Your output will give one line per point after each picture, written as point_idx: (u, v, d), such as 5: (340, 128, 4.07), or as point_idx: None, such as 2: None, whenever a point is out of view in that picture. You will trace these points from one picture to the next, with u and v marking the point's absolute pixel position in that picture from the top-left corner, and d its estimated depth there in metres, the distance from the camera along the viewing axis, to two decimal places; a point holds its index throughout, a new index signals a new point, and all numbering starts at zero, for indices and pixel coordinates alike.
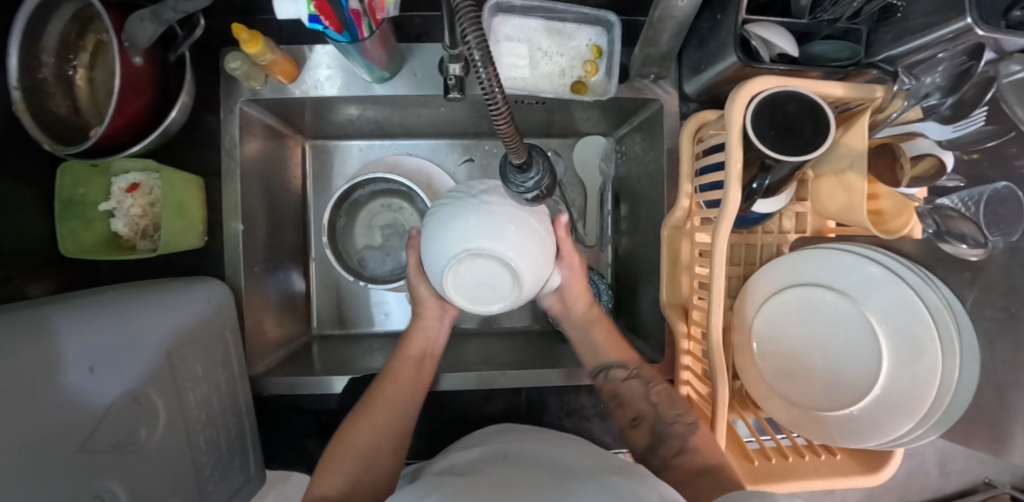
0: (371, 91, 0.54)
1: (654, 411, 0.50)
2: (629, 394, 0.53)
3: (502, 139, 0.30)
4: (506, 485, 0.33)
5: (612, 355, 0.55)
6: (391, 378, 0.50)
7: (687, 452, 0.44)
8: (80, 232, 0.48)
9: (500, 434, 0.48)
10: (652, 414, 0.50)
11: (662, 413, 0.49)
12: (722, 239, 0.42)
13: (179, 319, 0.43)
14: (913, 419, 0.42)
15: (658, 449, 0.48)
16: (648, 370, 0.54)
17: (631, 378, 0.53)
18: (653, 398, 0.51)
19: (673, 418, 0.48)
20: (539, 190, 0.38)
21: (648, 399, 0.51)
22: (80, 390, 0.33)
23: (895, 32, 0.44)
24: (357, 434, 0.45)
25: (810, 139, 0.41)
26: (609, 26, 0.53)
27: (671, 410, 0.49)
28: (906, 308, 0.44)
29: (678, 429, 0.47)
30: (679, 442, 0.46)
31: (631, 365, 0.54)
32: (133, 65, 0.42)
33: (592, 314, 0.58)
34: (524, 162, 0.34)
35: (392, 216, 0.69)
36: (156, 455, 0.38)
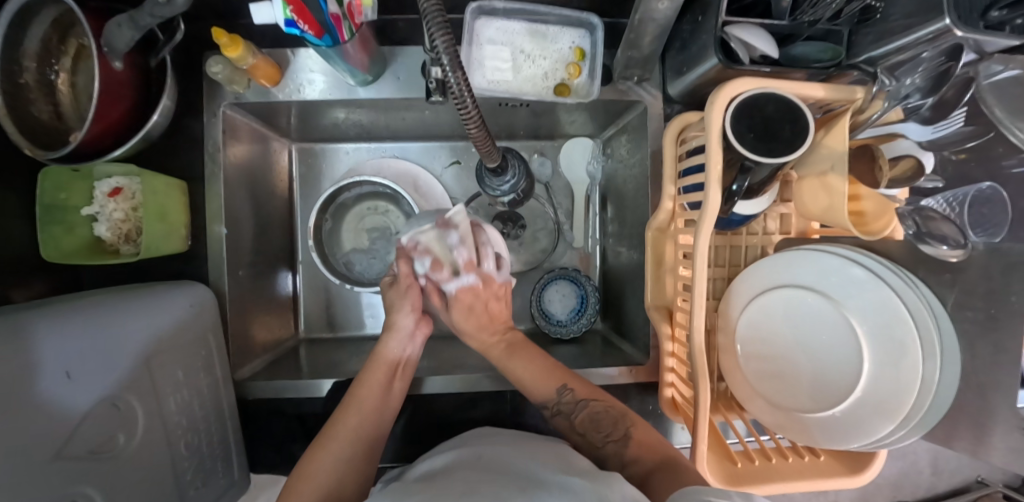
0: (355, 94, 0.54)
1: (585, 440, 0.47)
2: (563, 428, 0.49)
3: (475, 140, 0.34)
4: (475, 491, 0.33)
5: (536, 392, 0.50)
6: (353, 406, 0.46)
7: (630, 465, 0.42)
8: (62, 236, 0.48)
9: (481, 438, 0.48)
10: (585, 444, 0.47)
11: (591, 440, 0.46)
12: (703, 241, 0.42)
13: (159, 324, 0.43)
14: (895, 421, 0.42)
15: (605, 465, 0.44)
16: (574, 392, 0.48)
17: (557, 414, 0.49)
18: (581, 426, 0.47)
19: (603, 440, 0.45)
20: (514, 192, 0.51)
21: (576, 429, 0.48)
22: (56, 397, 0.33)
23: (877, 32, 0.43)
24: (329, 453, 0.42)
25: (789, 140, 0.41)
26: (591, 28, 0.53)
27: (599, 431, 0.46)
28: (888, 310, 0.44)
29: (613, 448, 0.44)
30: (619, 460, 0.43)
31: (551, 403, 0.48)
32: (112, 70, 0.42)
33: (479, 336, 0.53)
34: (497, 162, 0.40)
35: (380, 218, 0.69)
36: (134, 461, 0.38)
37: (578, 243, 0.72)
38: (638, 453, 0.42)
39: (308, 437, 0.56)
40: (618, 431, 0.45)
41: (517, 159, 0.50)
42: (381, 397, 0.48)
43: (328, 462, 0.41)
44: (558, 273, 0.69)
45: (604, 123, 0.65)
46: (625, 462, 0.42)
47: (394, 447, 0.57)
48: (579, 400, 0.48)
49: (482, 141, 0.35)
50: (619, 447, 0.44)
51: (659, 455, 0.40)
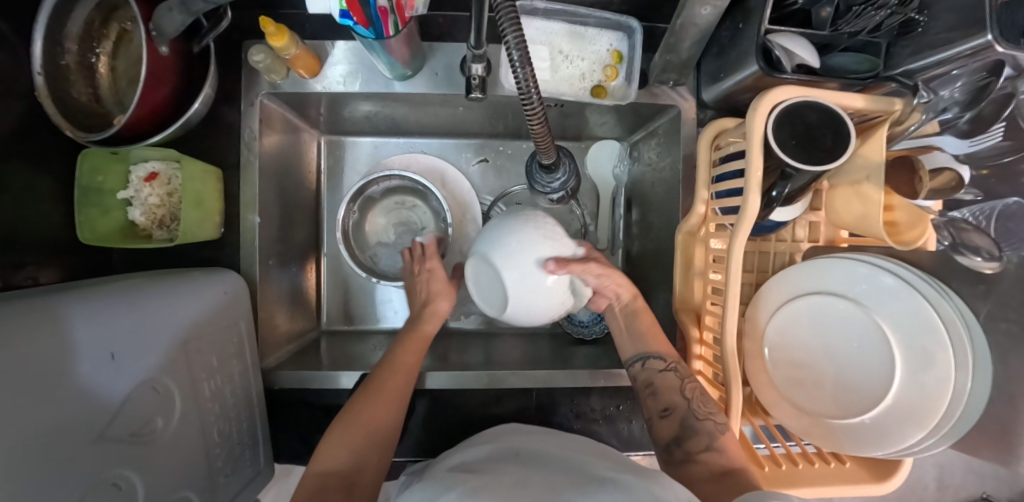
0: (391, 88, 0.54)
1: (687, 404, 0.46)
2: (663, 386, 0.49)
3: (536, 137, 0.39)
4: (521, 485, 0.33)
5: (652, 345, 0.51)
6: (395, 371, 0.48)
7: (714, 451, 0.42)
8: (98, 218, 0.48)
9: (510, 434, 0.48)
10: (686, 409, 0.46)
11: (695, 407, 0.46)
12: (740, 245, 0.43)
13: (196, 309, 0.43)
14: (924, 429, 0.42)
15: (682, 443, 0.44)
16: (687, 365, 0.50)
17: (668, 370, 0.49)
18: (689, 391, 0.47)
19: (704, 414, 0.45)
20: (563, 191, 0.54)
21: (683, 392, 0.47)
22: (100, 378, 0.33)
23: (914, 46, 0.44)
24: (376, 418, 0.43)
25: (830, 148, 0.41)
26: (629, 31, 0.53)
27: (705, 404, 0.46)
28: (919, 319, 0.44)
29: (709, 427, 0.44)
30: (708, 440, 0.43)
31: (672, 357, 0.50)
32: (159, 54, 0.43)
33: (637, 305, 0.55)
34: (551, 161, 0.46)
35: (407, 213, 0.70)
36: (171, 446, 0.38)
37: (601, 244, 0.73)
38: (727, 444, 0.42)
39: None
40: (721, 412, 0.45)
41: (569, 158, 0.53)
42: (414, 364, 0.50)
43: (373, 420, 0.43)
44: None
45: (633, 126, 0.65)
46: (712, 446, 0.42)
47: (417, 441, 0.57)
48: (693, 372, 0.50)
49: (542, 138, 0.39)
50: (719, 425, 0.44)
51: (734, 461, 0.41)
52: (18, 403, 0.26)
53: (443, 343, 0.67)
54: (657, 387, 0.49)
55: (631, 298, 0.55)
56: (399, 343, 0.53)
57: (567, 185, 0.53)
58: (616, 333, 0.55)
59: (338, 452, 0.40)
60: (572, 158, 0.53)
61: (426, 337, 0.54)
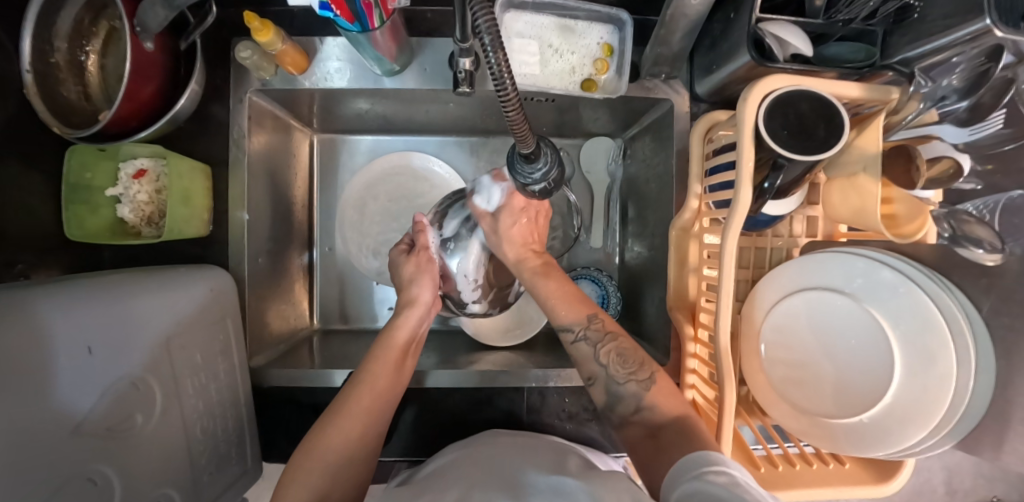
0: (380, 84, 0.54)
1: (604, 370, 0.45)
2: (581, 357, 0.47)
3: (512, 128, 0.31)
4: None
5: (566, 316, 0.49)
6: (367, 380, 0.45)
7: (646, 410, 0.42)
8: (86, 215, 0.48)
9: (483, 443, 0.47)
10: (605, 376, 0.45)
11: (613, 373, 0.44)
12: (733, 238, 0.42)
13: (179, 305, 0.43)
14: (925, 429, 0.41)
15: (614, 407, 0.44)
16: (604, 317, 0.49)
17: (580, 340, 0.48)
18: (603, 357, 0.46)
19: (625, 377, 0.44)
20: (542, 182, 0.42)
21: (599, 359, 0.46)
22: (77, 375, 0.32)
23: (912, 34, 0.43)
24: (329, 438, 0.40)
25: (823, 139, 0.40)
26: (621, 24, 0.52)
27: (623, 366, 0.45)
28: (921, 314, 0.42)
29: (632, 389, 0.43)
30: (636, 400, 0.43)
31: (584, 320, 0.48)
32: (145, 50, 0.43)
33: (529, 262, 0.55)
34: (531, 151, 0.36)
35: (388, 198, 0.69)
36: (149, 442, 0.37)
37: (597, 243, 0.71)
38: (660, 400, 0.42)
39: None
40: (639, 371, 0.44)
41: (547, 154, 0.52)
42: (397, 375, 0.47)
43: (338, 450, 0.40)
44: (578, 272, 0.68)
45: (627, 122, 0.64)
46: (642, 406, 0.43)
47: (406, 440, 0.56)
48: (612, 327, 0.48)
49: (521, 128, 0.32)
50: (642, 384, 0.43)
51: (670, 413, 0.41)
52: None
53: (434, 340, 0.65)
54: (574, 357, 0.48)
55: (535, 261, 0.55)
56: (374, 351, 0.48)
57: (549, 178, 0.42)
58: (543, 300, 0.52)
59: (303, 484, 0.37)
60: (550, 155, 0.51)
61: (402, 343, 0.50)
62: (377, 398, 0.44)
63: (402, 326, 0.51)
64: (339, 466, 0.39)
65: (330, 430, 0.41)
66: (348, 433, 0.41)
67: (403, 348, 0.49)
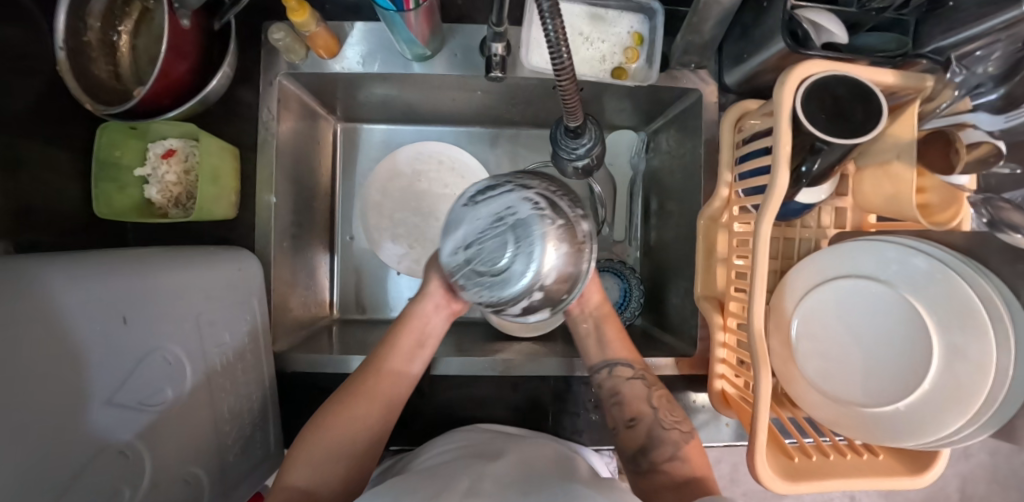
0: (409, 69, 0.54)
1: (653, 414, 0.48)
2: (631, 395, 0.49)
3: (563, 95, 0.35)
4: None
5: (619, 354, 0.51)
6: (371, 383, 0.46)
7: (676, 461, 0.44)
8: (114, 194, 0.48)
9: (479, 437, 0.48)
10: (652, 419, 0.47)
11: (660, 418, 0.47)
12: (768, 223, 0.41)
13: (206, 285, 0.42)
14: (964, 417, 0.40)
15: (647, 451, 0.46)
16: (652, 375, 0.51)
17: (635, 379, 0.50)
18: (655, 401, 0.48)
19: (671, 424, 0.47)
20: (588, 153, 0.51)
21: (650, 401, 0.48)
22: (111, 343, 0.32)
23: (945, 24, 0.44)
24: (327, 432, 0.43)
25: (861, 122, 0.40)
26: (651, 14, 0.52)
27: (670, 414, 0.48)
28: (957, 305, 0.42)
29: (674, 436, 0.46)
30: (672, 449, 0.45)
31: (637, 366, 0.50)
32: (180, 27, 0.43)
33: (604, 309, 0.54)
34: (577, 125, 0.43)
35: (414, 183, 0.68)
36: (177, 418, 0.36)
37: (618, 236, 0.71)
38: (691, 454, 0.45)
39: None
40: (683, 422, 0.48)
41: (593, 121, 0.50)
42: (393, 397, 0.46)
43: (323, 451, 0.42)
44: (600, 265, 0.68)
45: (651, 114, 0.64)
46: (674, 456, 0.45)
47: (429, 430, 0.55)
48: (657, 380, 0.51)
49: (571, 100, 0.37)
50: (683, 435, 0.46)
51: (694, 471, 0.43)
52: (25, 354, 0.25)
53: (456, 330, 0.64)
54: (624, 395, 0.49)
55: (600, 303, 0.54)
56: (378, 355, 0.48)
57: (593, 152, 0.51)
58: (582, 338, 0.53)
59: (300, 472, 0.41)
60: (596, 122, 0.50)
61: (397, 373, 0.47)
62: (375, 401, 0.45)
63: (397, 354, 0.48)
64: (332, 461, 0.42)
65: (330, 425, 0.43)
66: (345, 432, 0.43)
67: (412, 346, 0.49)
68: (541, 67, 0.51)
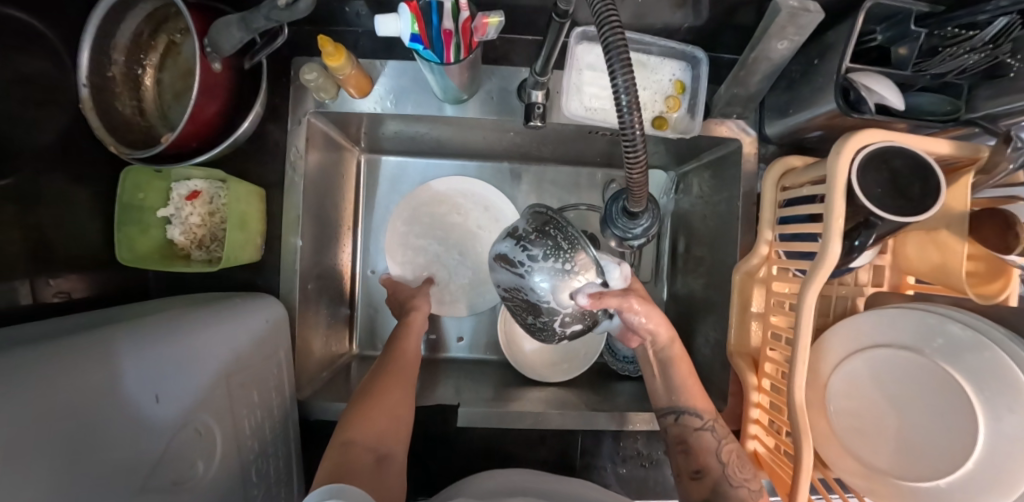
0: (442, 110, 0.52)
1: (722, 469, 0.44)
2: (698, 446, 0.45)
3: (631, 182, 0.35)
4: None
5: (689, 401, 0.47)
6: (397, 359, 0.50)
7: None
8: (137, 237, 0.46)
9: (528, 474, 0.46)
10: (720, 473, 0.43)
11: (730, 472, 0.43)
12: (813, 293, 0.41)
13: (237, 341, 0.41)
14: (1006, 497, 0.37)
15: None
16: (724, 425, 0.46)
17: (705, 430, 0.45)
18: (725, 455, 0.44)
19: (739, 481, 0.43)
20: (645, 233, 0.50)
21: (718, 455, 0.44)
22: (144, 425, 0.30)
23: (998, 90, 0.42)
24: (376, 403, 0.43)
25: (918, 198, 0.39)
26: (694, 61, 0.51)
27: (741, 469, 0.43)
28: (1002, 378, 0.39)
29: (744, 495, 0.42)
30: None
31: (708, 416, 0.46)
32: (212, 70, 0.41)
33: (674, 351, 0.49)
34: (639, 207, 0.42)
35: (448, 214, 0.67)
36: (209, 491, 0.35)
37: (644, 276, 0.70)
38: None
39: None
40: (755, 480, 0.43)
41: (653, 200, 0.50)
42: (415, 369, 0.50)
43: (382, 423, 0.41)
44: None
45: (684, 157, 0.63)
46: None
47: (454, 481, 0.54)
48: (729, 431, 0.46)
49: (640, 187, 0.37)
50: (753, 493, 0.42)
51: None
52: (61, 449, 0.24)
53: (476, 373, 0.63)
54: (691, 445, 0.45)
55: (669, 344, 0.49)
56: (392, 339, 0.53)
57: (649, 232, 0.50)
58: (649, 379, 0.50)
59: (362, 429, 0.40)
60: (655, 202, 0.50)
61: (410, 353, 0.52)
62: (405, 383, 0.47)
63: (408, 338, 0.54)
64: (384, 428, 0.41)
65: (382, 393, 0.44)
66: (397, 398, 0.44)
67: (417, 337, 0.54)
68: (580, 115, 0.49)
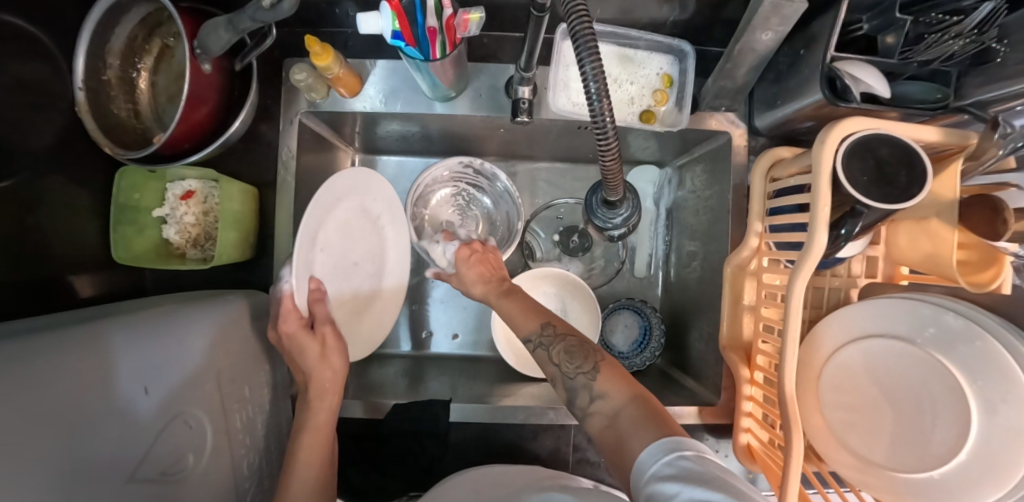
0: (431, 108, 0.53)
1: (559, 371, 0.40)
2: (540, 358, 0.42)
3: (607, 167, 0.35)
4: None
5: (526, 323, 0.45)
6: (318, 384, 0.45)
7: (597, 400, 0.37)
8: (133, 236, 0.47)
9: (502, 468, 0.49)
10: (559, 374, 0.40)
11: (565, 370, 0.40)
12: (801, 284, 0.40)
13: (227, 338, 0.41)
14: (999, 488, 0.37)
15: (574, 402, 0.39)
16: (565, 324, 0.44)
17: (539, 346, 0.43)
18: (556, 356, 0.41)
19: (573, 370, 0.39)
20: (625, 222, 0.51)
21: (553, 359, 0.41)
22: (134, 416, 0.31)
23: (987, 76, 0.43)
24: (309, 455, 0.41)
25: (905, 185, 0.39)
26: (681, 55, 0.51)
27: (572, 362, 0.40)
28: (993, 368, 0.38)
29: (581, 381, 0.38)
30: (588, 391, 0.38)
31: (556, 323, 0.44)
32: (202, 72, 0.42)
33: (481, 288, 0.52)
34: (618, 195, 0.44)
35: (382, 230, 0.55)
36: (202, 482, 0.36)
37: (638, 272, 0.70)
38: (607, 385, 0.37)
39: (362, 461, 0.53)
40: (588, 363, 0.39)
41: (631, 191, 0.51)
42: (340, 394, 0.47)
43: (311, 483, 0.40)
44: (620, 303, 0.67)
45: (676, 152, 0.63)
46: (595, 396, 0.37)
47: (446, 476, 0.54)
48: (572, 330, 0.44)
49: (614, 173, 0.37)
50: (590, 376, 0.38)
51: (625, 397, 0.36)
52: (49, 436, 0.24)
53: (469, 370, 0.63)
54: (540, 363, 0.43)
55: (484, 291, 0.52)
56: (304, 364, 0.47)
57: (629, 222, 0.51)
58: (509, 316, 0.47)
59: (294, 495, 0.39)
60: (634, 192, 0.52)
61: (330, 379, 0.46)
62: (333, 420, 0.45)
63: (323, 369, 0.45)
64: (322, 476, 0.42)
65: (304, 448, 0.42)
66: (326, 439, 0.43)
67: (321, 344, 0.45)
68: (567, 109, 0.50)
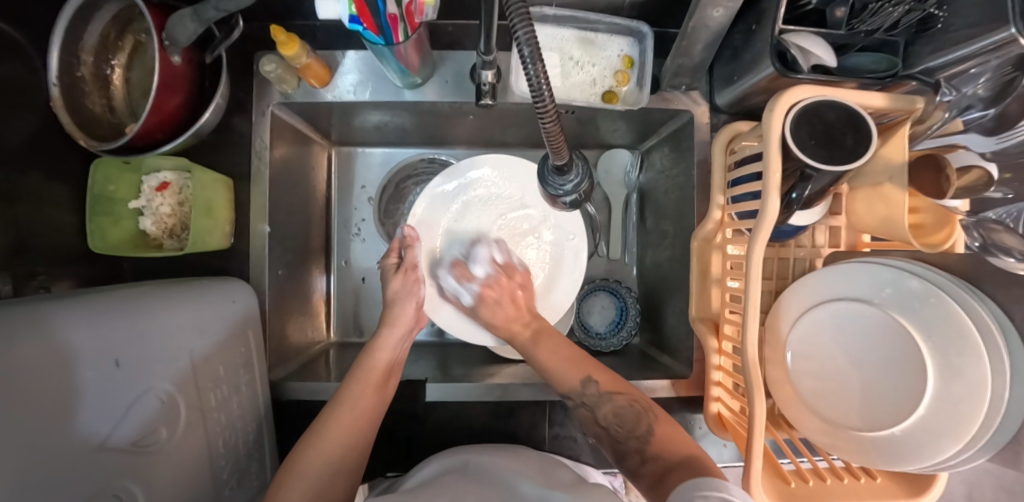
0: (401, 96, 0.54)
1: (607, 432, 0.44)
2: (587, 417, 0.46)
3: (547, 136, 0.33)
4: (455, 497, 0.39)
5: (569, 374, 0.47)
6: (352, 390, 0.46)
7: (648, 460, 0.40)
8: (110, 227, 0.49)
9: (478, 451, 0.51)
10: (608, 438, 0.44)
11: (615, 435, 0.43)
12: (758, 251, 0.40)
13: (198, 320, 0.42)
14: (960, 441, 0.37)
15: (623, 461, 0.43)
16: (605, 372, 0.47)
17: (582, 406, 0.46)
18: (603, 419, 0.45)
19: (626, 434, 0.43)
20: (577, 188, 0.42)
21: (599, 421, 0.45)
22: (103, 389, 0.31)
23: (935, 44, 0.44)
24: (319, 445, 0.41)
25: (851, 148, 0.40)
26: (641, 36, 0.53)
27: (622, 426, 0.43)
28: (954, 327, 0.39)
29: (633, 443, 0.42)
30: (639, 450, 0.41)
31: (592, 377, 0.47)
32: (172, 64, 0.43)
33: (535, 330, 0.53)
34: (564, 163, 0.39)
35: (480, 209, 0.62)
36: (174, 456, 0.37)
37: (613, 254, 0.72)
38: (660, 448, 0.40)
39: None
40: (637, 424, 0.43)
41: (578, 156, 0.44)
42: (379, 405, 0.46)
43: (317, 474, 0.40)
44: (596, 284, 0.69)
45: (645, 134, 0.65)
46: (645, 458, 0.41)
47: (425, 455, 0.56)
48: (615, 382, 0.47)
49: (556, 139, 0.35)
50: (642, 437, 0.42)
51: (676, 456, 0.39)
52: (16, 400, 0.25)
53: (449, 354, 0.64)
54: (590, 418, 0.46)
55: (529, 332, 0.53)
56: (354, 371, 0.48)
57: (582, 188, 0.43)
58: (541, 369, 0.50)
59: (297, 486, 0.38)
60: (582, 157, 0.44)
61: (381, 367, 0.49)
62: (359, 417, 0.44)
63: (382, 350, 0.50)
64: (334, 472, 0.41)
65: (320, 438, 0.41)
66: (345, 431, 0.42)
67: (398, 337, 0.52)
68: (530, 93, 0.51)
